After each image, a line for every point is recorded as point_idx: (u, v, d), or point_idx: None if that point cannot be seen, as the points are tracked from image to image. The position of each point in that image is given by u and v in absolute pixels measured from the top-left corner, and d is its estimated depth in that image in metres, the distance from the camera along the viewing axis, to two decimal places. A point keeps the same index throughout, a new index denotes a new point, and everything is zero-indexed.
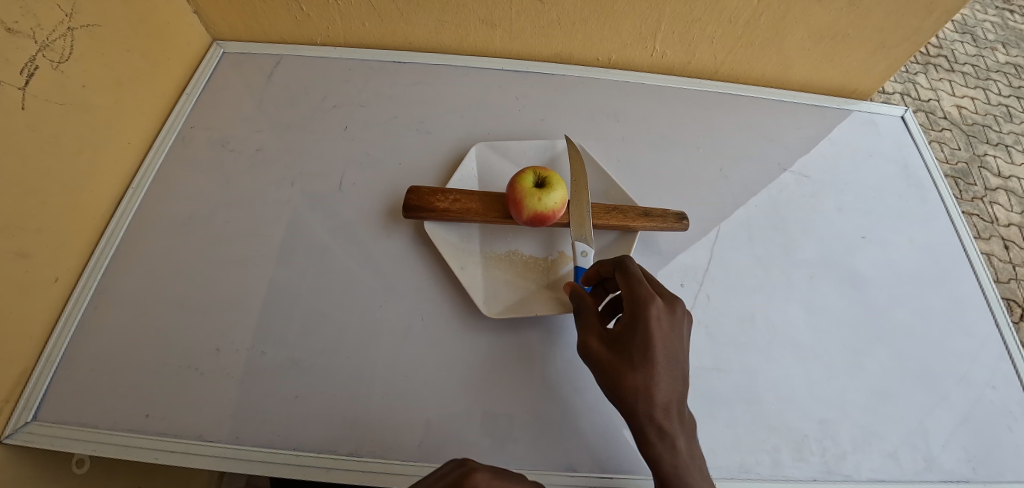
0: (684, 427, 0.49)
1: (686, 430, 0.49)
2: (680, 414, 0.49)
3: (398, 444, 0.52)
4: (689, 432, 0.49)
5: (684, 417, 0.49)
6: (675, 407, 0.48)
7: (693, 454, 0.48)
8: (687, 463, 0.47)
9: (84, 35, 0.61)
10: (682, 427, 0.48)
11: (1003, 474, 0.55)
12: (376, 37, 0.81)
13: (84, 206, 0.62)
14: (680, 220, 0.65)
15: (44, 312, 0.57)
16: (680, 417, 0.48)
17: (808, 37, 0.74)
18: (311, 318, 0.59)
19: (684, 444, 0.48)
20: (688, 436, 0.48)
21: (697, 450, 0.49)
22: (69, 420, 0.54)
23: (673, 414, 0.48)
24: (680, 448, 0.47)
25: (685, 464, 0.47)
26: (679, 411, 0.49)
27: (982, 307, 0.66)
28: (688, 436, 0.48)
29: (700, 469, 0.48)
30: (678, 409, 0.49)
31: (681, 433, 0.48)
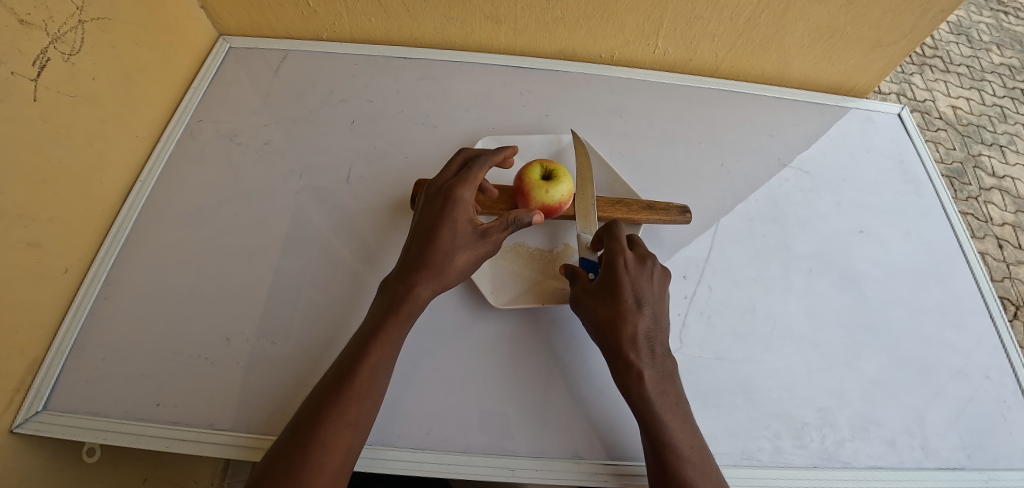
0: (659, 362, 0.52)
1: (659, 366, 0.52)
2: (654, 350, 0.53)
3: (406, 432, 0.53)
4: (664, 368, 0.52)
5: (659, 353, 0.53)
6: (647, 342, 0.53)
7: (668, 388, 0.51)
8: (660, 395, 0.51)
9: (94, 28, 0.61)
10: (655, 363, 0.52)
11: (997, 462, 0.57)
12: (381, 32, 0.81)
13: (93, 197, 0.62)
14: (683, 213, 0.67)
15: (55, 302, 0.57)
16: (653, 353, 0.53)
17: (807, 35, 0.75)
18: (319, 308, 0.60)
19: (657, 378, 0.51)
20: (664, 371, 0.52)
21: (671, 386, 0.52)
22: (79, 408, 0.54)
23: (645, 348, 0.53)
24: (651, 379, 0.51)
25: (657, 396, 0.50)
26: (652, 347, 0.53)
27: (977, 299, 0.68)
28: (662, 371, 0.52)
29: (673, 403, 0.51)
30: (652, 345, 0.53)
31: (654, 366, 0.52)
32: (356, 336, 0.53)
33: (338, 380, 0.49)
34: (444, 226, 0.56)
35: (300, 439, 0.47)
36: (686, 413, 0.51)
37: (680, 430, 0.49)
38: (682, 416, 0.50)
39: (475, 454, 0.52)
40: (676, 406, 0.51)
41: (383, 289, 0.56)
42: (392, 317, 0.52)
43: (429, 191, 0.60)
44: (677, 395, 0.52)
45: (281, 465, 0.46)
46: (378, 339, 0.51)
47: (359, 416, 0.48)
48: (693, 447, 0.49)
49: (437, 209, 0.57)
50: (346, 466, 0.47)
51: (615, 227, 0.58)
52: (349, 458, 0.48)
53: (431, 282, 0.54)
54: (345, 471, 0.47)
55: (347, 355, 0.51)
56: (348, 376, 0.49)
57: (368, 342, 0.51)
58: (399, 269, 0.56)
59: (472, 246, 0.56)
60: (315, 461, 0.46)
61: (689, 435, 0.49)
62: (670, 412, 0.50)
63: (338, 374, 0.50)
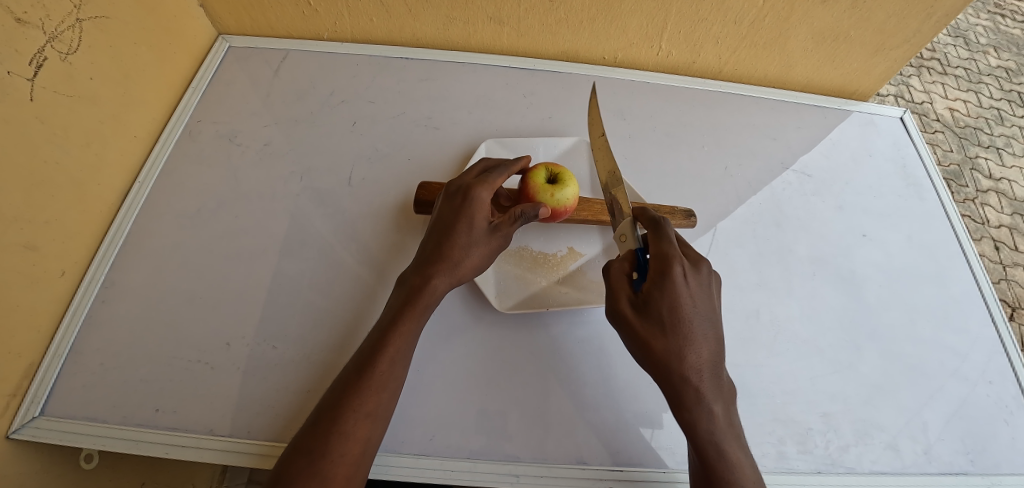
0: (722, 393, 0.49)
1: (724, 395, 0.49)
2: (717, 379, 0.49)
3: (409, 438, 0.52)
4: (727, 399, 0.49)
5: (722, 383, 0.50)
6: (711, 371, 0.49)
7: (730, 420, 0.48)
8: (723, 428, 0.48)
9: (92, 27, 0.60)
10: (720, 395, 0.49)
11: (999, 467, 0.57)
12: (383, 33, 0.81)
13: (91, 198, 0.61)
14: (687, 217, 0.66)
15: (51, 305, 0.57)
16: (717, 383, 0.49)
17: (811, 38, 0.75)
18: (320, 312, 0.59)
19: (721, 410, 0.48)
20: (727, 403, 0.49)
21: (733, 417, 0.49)
22: (77, 414, 0.53)
23: (710, 379, 0.49)
24: (716, 413, 0.48)
25: (721, 430, 0.48)
26: (716, 376, 0.49)
27: (979, 304, 0.68)
28: (726, 403, 0.49)
29: (736, 436, 0.48)
30: (715, 374, 0.49)
31: (719, 399, 0.49)
32: (375, 329, 0.53)
33: (358, 371, 0.49)
34: (460, 223, 0.55)
35: (322, 428, 0.46)
36: (745, 445, 0.49)
37: (743, 466, 0.47)
38: (743, 450, 0.48)
39: (479, 460, 0.51)
40: (738, 439, 0.48)
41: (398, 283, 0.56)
42: (409, 309, 0.52)
43: (448, 188, 0.59)
44: (737, 426, 0.49)
45: (302, 454, 0.45)
46: (397, 330, 0.51)
47: (378, 407, 0.48)
48: (754, 483, 0.47)
49: (454, 205, 0.57)
50: (364, 459, 0.47)
51: (664, 224, 0.54)
52: (368, 448, 0.47)
53: (447, 275, 0.54)
54: (363, 462, 0.47)
55: (364, 350, 0.51)
56: (369, 367, 0.49)
57: (386, 333, 0.51)
58: (417, 262, 0.56)
59: (486, 243, 0.55)
60: (336, 449, 0.45)
61: (751, 470, 0.47)
62: (733, 447, 0.47)
63: (359, 365, 0.49)
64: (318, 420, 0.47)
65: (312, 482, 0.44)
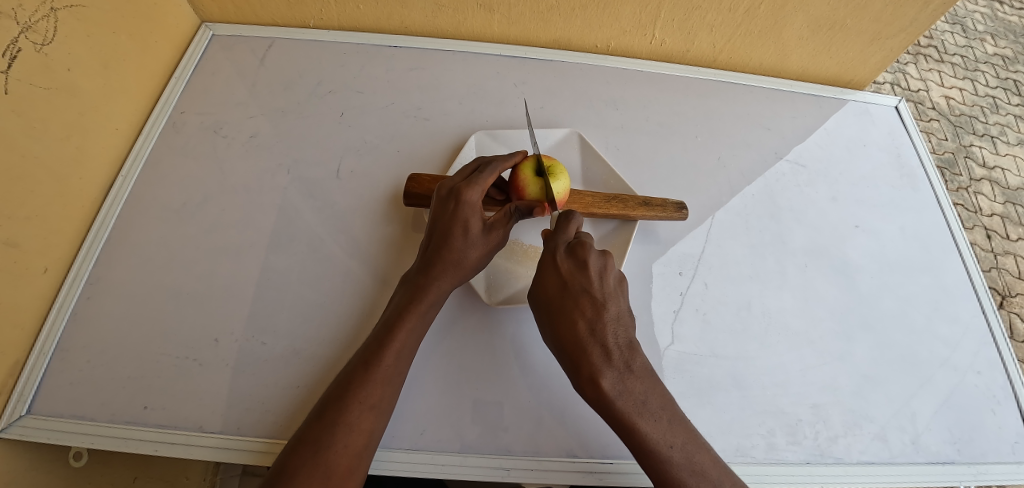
0: (618, 361, 0.49)
1: (617, 364, 0.49)
2: (610, 348, 0.49)
3: (400, 432, 0.52)
4: (624, 366, 0.49)
5: (614, 350, 0.49)
6: (600, 344, 0.49)
7: (634, 387, 0.48)
8: (626, 398, 0.48)
9: (68, 16, 0.59)
10: (614, 363, 0.49)
11: (986, 456, 0.57)
12: (371, 20, 0.79)
13: (73, 193, 0.60)
14: (679, 209, 0.66)
15: (35, 303, 0.56)
16: (608, 353, 0.49)
17: (807, 27, 0.74)
18: (309, 307, 0.59)
19: (622, 382, 0.48)
20: (626, 370, 0.49)
21: (637, 383, 0.48)
22: (64, 412, 0.53)
23: (599, 352, 0.49)
24: (612, 387, 0.48)
25: (624, 402, 0.47)
26: (606, 347, 0.49)
27: (970, 295, 0.68)
28: (623, 371, 0.48)
29: (642, 402, 0.48)
30: (606, 344, 0.49)
31: (612, 370, 0.48)
32: (379, 323, 0.53)
33: (363, 364, 0.49)
34: (456, 227, 0.54)
35: (326, 419, 0.46)
36: (660, 407, 0.48)
37: (657, 430, 0.47)
38: (656, 412, 0.48)
39: (468, 455, 0.51)
40: (646, 404, 0.48)
41: (402, 284, 0.56)
42: (414, 307, 0.52)
43: (437, 192, 0.58)
44: (645, 389, 0.48)
45: (306, 445, 0.45)
46: (401, 327, 0.51)
47: (381, 399, 0.48)
48: (675, 446, 0.47)
49: (445, 211, 0.56)
50: (366, 452, 0.47)
51: (572, 217, 0.55)
52: (371, 442, 0.47)
53: (450, 276, 0.54)
54: (365, 455, 0.47)
55: (369, 343, 0.51)
56: (374, 362, 0.49)
57: (390, 328, 0.51)
58: (419, 264, 0.55)
59: (486, 244, 0.55)
60: (340, 441, 0.45)
61: (667, 432, 0.47)
62: (641, 414, 0.47)
63: (365, 360, 0.49)
64: (322, 412, 0.47)
65: (316, 474, 0.44)
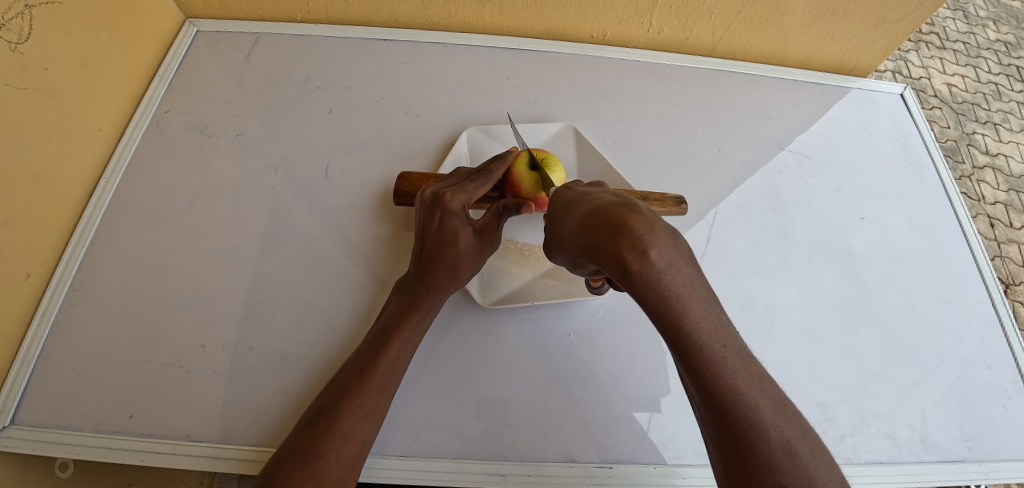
0: (665, 235, 0.36)
1: (669, 239, 0.36)
2: (652, 221, 0.36)
3: (394, 438, 0.51)
4: (676, 246, 0.36)
5: (661, 226, 0.37)
6: (637, 212, 0.37)
7: (683, 266, 0.36)
8: (673, 273, 0.35)
9: (43, 13, 0.57)
10: (664, 238, 0.36)
11: (997, 453, 0.56)
12: (360, 13, 0.77)
13: (54, 196, 0.58)
14: (678, 203, 0.64)
15: (17, 311, 0.54)
16: (655, 227, 0.36)
17: (809, 12, 0.72)
18: (299, 310, 0.57)
19: (670, 254, 0.35)
20: (675, 247, 0.36)
21: (686, 267, 0.36)
22: (48, 423, 0.51)
23: (642, 222, 0.36)
24: (661, 260, 0.35)
25: (673, 279, 0.35)
26: (649, 220, 0.37)
27: (979, 288, 0.66)
28: (672, 247, 0.36)
29: (691, 288, 0.35)
30: (645, 217, 0.37)
31: (661, 242, 0.35)
32: (374, 330, 0.51)
33: (357, 372, 0.47)
34: (450, 233, 0.52)
35: (318, 427, 0.45)
36: (710, 300, 0.36)
37: (709, 323, 0.35)
38: (706, 302, 0.36)
39: (465, 461, 0.50)
40: (696, 290, 0.36)
41: (397, 290, 0.54)
42: (410, 314, 0.51)
43: (422, 199, 0.56)
44: (694, 277, 0.36)
45: (296, 453, 0.43)
46: (397, 334, 0.49)
47: (376, 409, 0.47)
48: (729, 347, 0.35)
49: (432, 220, 0.53)
50: (357, 462, 0.45)
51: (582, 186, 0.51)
52: (363, 451, 0.46)
53: (447, 283, 0.52)
54: (355, 466, 0.45)
55: (363, 350, 0.49)
56: (368, 370, 0.47)
57: (386, 336, 0.49)
58: (414, 270, 0.54)
59: (480, 250, 0.54)
60: (332, 449, 0.44)
61: (721, 331, 0.35)
62: (691, 299, 0.35)
63: (360, 367, 0.48)
64: (313, 420, 0.46)
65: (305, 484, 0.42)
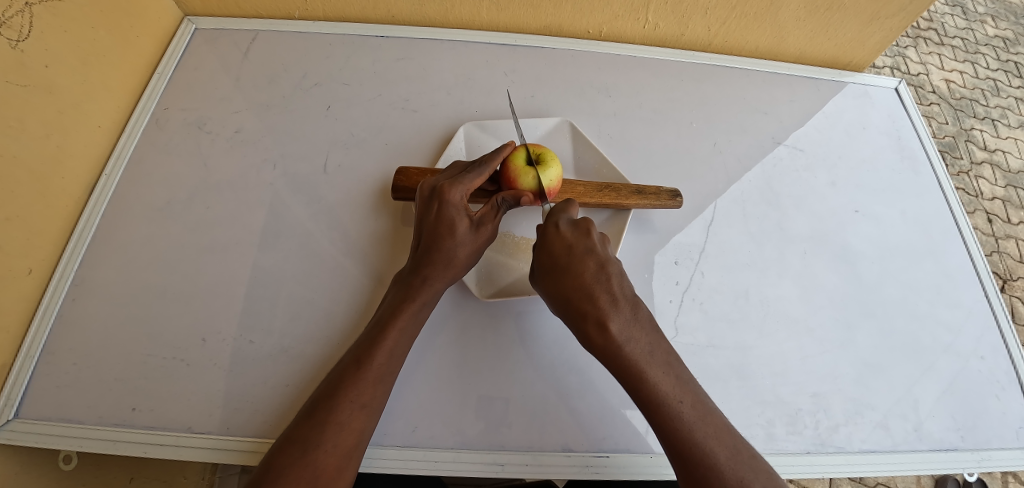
0: (623, 305, 0.49)
1: (626, 308, 0.49)
2: (615, 295, 0.49)
3: (392, 429, 0.51)
4: (632, 314, 0.49)
5: (621, 298, 0.49)
6: (604, 285, 0.49)
7: (639, 336, 0.48)
8: (633, 344, 0.48)
9: (43, 11, 0.57)
10: (622, 311, 0.49)
11: (990, 442, 0.57)
12: (357, 10, 0.77)
13: (55, 192, 0.59)
14: (673, 197, 0.64)
15: (20, 305, 0.55)
16: (615, 301, 0.49)
17: (804, 7, 0.72)
18: (298, 304, 0.58)
19: (629, 328, 0.48)
20: (632, 318, 0.49)
21: (641, 329, 0.49)
22: (51, 416, 0.52)
23: (606, 299, 0.49)
24: (620, 332, 0.48)
25: (633, 349, 0.47)
26: (612, 294, 0.49)
27: (973, 280, 0.67)
28: (629, 316, 0.49)
29: (649, 353, 0.48)
30: (612, 291, 0.49)
31: (619, 314, 0.49)
32: (372, 321, 0.52)
33: (354, 363, 0.48)
34: (447, 225, 0.53)
35: (316, 418, 0.45)
36: (667, 358, 0.48)
37: (666, 382, 0.47)
38: (664, 364, 0.48)
39: (462, 451, 0.50)
40: (653, 356, 0.48)
41: (395, 283, 0.55)
42: (407, 305, 0.51)
43: (420, 191, 0.56)
44: (650, 339, 0.49)
45: (295, 444, 0.44)
46: (393, 325, 0.50)
47: (373, 399, 0.47)
48: (685, 402, 0.46)
49: (429, 211, 0.54)
50: (356, 451, 0.46)
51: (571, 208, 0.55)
52: (361, 441, 0.46)
53: (444, 274, 0.53)
54: (354, 455, 0.46)
55: (361, 341, 0.50)
56: (365, 360, 0.48)
57: (383, 326, 0.50)
58: (412, 262, 0.54)
59: (477, 242, 0.54)
60: (329, 439, 0.45)
61: (676, 386, 0.47)
62: (650, 363, 0.47)
63: (357, 358, 0.48)
64: (312, 411, 0.46)
65: (304, 473, 0.43)
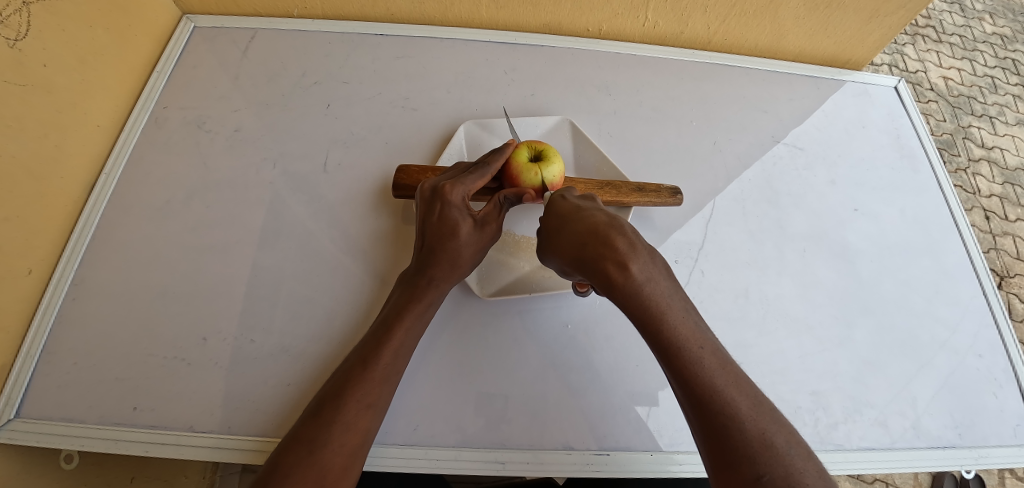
0: (642, 249, 0.44)
1: (647, 255, 0.44)
2: (635, 240, 0.45)
3: (393, 428, 0.51)
4: (652, 259, 0.44)
5: (639, 242, 0.45)
6: (622, 233, 0.45)
7: (660, 279, 0.43)
8: (653, 286, 0.43)
9: (41, 9, 0.57)
10: (640, 253, 0.44)
11: (987, 439, 0.57)
12: (356, 8, 0.77)
13: (54, 192, 0.59)
14: (673, 194, 0.65)
15: (20, 306, 0.55)
16: (634, 245, 0.44)
17: (803, 5, 0.72)
18: (299, 303, 0.58)
19: (649, 269, 0.43)
20: (653, 264, 0.44)
21: (662, 274, 0.44)
22: (52, 416, 0.52)
23: (624, 241, 0.44)
24: (641, 273, 0.43)
25: (652, 290, 0.42)
26: (630, 238, 0.45)
27: (971, 277, 0.67)
28: (649, 259, 0.44)
29: (669, 297, 0.43)
30: (629, 237, 0.45)
31: (638, 256, 0.44)
32: (377, 321, 0.52)
33: (360, 363, 0.48)
34: (450, 225, 0.53)
35: (322, 417, 0.45)
36: (687, 306, 0.44)
37: (686, 326, 0.42)
38: (683, 308, 0.43)
39: (464, 449, 0.51)
40: (673, 299, 0.43)
41: (399, 283, 0.55)
42: (412, 305, 0.51)
43: (421, 191, 0.56)
44: (670, 285, 0.44)
45: (301, 443, 0.44)
46: (399, 325, 0.50)
47: (379, 398, 0.47)
48: (706, 348, 0.41)
49: (432, 212, 0.54)
50: (362, 451, 0.46)
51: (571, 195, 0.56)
52: (367, 440, 0.46)
53: (448, 274, 0.53)
54: (359, 454, 0.46)
55: (366, 341, 0.50)
56: (372, 361, 0.48)
57: (389, 326, 0.50)
58: (416, 262, 0.54)
59: (480, 240, 0.54)
60: (336, 439, 0.45)
61: (698, 334, 0.42)
62: (669, 306, 0.42)
63: (363, 358, 0.48)
64: (317, 410, 0.46)
65: (310, 473, 0.43)
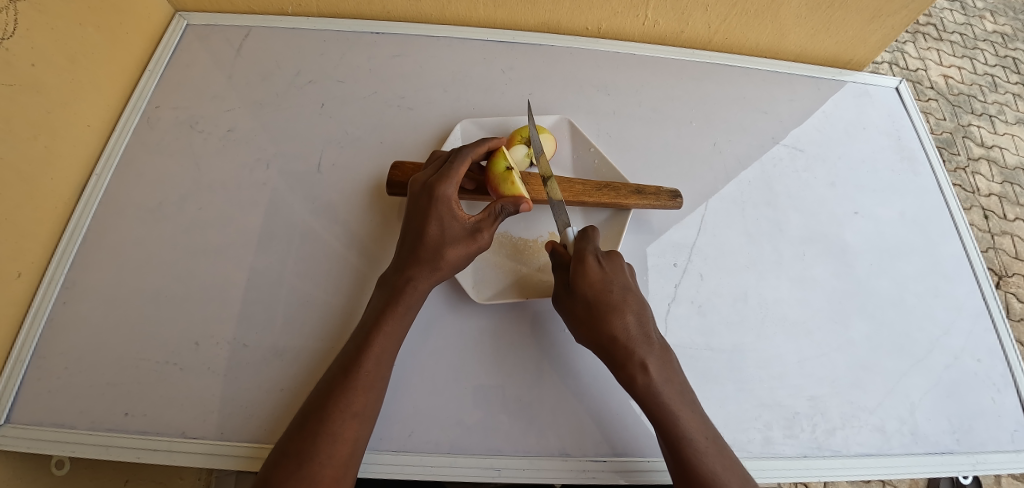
0: (658, 347, 0.52)
1: (662, 353, 0.52)
2: (651, 337, 0.52)
3: (387, 434, 0.51)
4: (664, 356, 0.52)
5: (655, 339, 0.53)
6: (642, 329, 0.52)
7: (673, 376, 0.51)
8: (666, 383, 0.50)
9: (28, 7, 0.55)
10: (655, 352, 0.52)
11: (984, 445, 0.57)
12: (352, 6, 0.76)
13: (44, 194, 0.58)
14: (673, 197, 0.64)
15: (10, 310, 0.54)
16: (650, 343, 0.52)
17: (806, 5, 0.71)
18: (293, 306, 0.57)
19: (664, 367, 0.51)
20: (665, 359, 0.52)
21: (674, 371, 0.52)
22: (42, 421, 0.51)
23: (644, 339, 0.52)
24: (658, 372, 0.50)
25: (668, 390, 0.50)
26: (649, 336, 0.52)
27: (970, 282, 0.66)
28: (664, 358, 0.52)
29: (680, 393, 0.50)
30: (648, 333, 0.52)
31: (655, 356, 0.51)
32: (358, 329, 0.51)
33: (343, 372, 0.48)
34: (432, 226, 0.53)
35: (308, 430, 0.45)
36: (694, 399, 0.51)
37: (693, 420, 0.49)
38: (692, 402, 0.51)
39: (458, 455, 0.50)
40: (683, 395, 0.50)
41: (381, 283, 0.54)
42: (392, 310, 0.51)
43: (411, 187, 0.56)
44: (681, 381, 0.51)
45: (289, 457, 0.44)
46: (381, 331, 0.49)
47: (365, 407, 0.47)
48: (709, 439, 0.49)
49: (417, 210, 0.54)
50: (353, 460, 0.46)
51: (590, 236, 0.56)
52: (357, 449, 0.46)
53: (428, 275, 0.52)
54: (351, 464, 0.45)
55: (349, 350, 0.49)
56: (354, 369, 0.47)
57: (368, 333, 0.49)
58: (398, 261, 0.54)
59: (464, 244, 0.53)
60: (324, 451, 0.44)
61: (702, 424, 0.49)
62: (680, 401, 0.50)
63: (344, 366, 0.48)
64: (304, 422, 0.46)
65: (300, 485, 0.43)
